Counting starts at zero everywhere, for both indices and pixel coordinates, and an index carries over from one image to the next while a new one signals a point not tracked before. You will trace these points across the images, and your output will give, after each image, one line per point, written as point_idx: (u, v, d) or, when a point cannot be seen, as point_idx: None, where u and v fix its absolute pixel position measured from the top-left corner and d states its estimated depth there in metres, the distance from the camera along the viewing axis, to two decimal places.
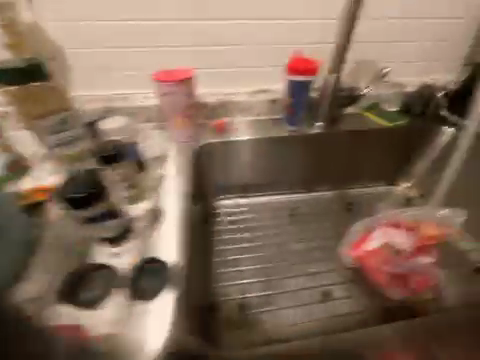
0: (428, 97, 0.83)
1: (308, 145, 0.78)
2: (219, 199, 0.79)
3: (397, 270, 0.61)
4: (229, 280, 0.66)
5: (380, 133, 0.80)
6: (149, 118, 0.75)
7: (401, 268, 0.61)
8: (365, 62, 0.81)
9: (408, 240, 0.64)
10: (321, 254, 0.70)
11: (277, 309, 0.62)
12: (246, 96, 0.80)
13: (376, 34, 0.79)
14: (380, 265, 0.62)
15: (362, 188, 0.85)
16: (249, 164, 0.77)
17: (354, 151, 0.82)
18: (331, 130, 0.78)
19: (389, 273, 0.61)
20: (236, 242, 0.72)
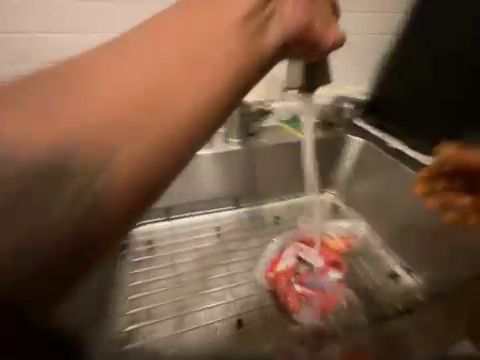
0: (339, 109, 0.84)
1: (228, 162, 0.74)
2: (135, 226, 0.72)
3: (305, 290, 0.59)
4: (136, 321, 0.56)
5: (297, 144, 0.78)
6: None
7: (307, 287, 0.59)
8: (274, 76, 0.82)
9: (315, 252, 0.66)
10: (242, 276, 0.64)
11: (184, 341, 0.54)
12: None
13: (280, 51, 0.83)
14: (288, 286, 0.60)
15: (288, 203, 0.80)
16: (162, 190, 0.73)
17: (276, 162, 0.78)
18: (246, 143, 0.75)
19: (296, 293, 0.59)
20: (145, 277, 0.64)
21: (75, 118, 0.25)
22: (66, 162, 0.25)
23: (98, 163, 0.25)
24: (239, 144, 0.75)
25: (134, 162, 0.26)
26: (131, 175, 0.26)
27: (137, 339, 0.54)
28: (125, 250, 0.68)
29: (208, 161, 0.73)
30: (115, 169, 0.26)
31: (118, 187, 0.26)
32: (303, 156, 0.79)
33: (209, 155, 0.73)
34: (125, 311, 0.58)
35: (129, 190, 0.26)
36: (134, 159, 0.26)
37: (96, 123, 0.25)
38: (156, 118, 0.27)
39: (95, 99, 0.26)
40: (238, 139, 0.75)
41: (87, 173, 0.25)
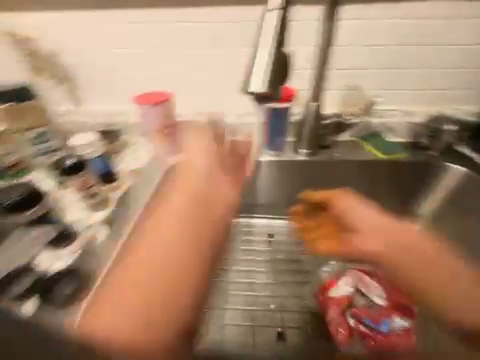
0: (438, 129, 0.72)
1: (294, 171, 0.73)
2: None
3: (354, 323, 0.54)
4: None
5: (372, 164, 0.72)
6: (138, 135, 0.78)
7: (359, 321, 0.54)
8: (361, 88, 0.76)
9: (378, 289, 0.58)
10: (290, 289, 0.62)
11: (223, 335, 0.56)
12: (233, 115, 0.80)
13: (377, 58, 0.73)
14: (335, 312, 0.55)
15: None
16: None
17: (347, 181, 0.74)
18: (315, 156, 0.73)
19: (345, 324, 0.54)
20: None
21: (141, 300, 0.34)
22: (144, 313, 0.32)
23: (167, 292, 0.34)
24: (308, 155, 0.73)
25: (185, 278, 0.36)
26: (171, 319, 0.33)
27: None
28: None
29: (274, 168, 0.73)
30: (169, 298, 0.34)
31: (179, 306, 0.34)
32: (379, 178, 0.72)
33: (275, 162, 0.73)
34: None
35: (193, 292, 0.35)
36: (178, 285, 0.35)
37: (140, 294, 0.35)
38: (182, 254, 0.38)
39: (150, 267, 0.37)
40: (307, 150, 0.73)
41: (149, 328, 0.31)
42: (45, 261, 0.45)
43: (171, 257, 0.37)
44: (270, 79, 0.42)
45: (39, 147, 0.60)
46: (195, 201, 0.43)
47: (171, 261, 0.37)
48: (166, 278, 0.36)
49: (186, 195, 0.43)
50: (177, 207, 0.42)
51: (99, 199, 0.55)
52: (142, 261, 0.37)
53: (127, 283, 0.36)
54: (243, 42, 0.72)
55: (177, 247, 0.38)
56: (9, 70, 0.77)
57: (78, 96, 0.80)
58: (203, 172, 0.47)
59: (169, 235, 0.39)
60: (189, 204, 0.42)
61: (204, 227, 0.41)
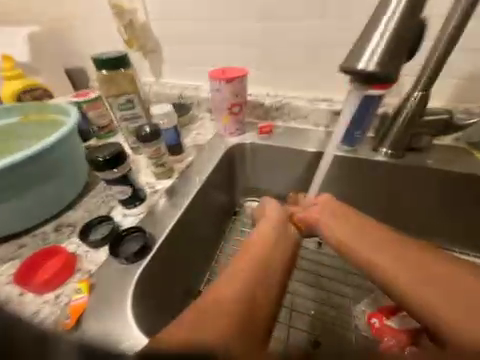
0: None
1: (365, 172, 0.64)
2: (247, 200, 0.76)
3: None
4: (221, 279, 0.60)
5: (470, 180, 0.57)
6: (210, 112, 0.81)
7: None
8: None
9: None
10: (334, 299, 0.56)
11: None
12: (306, 100, 0.73)
13: None
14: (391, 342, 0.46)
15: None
16: (284, 179, 0.73)
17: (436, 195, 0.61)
18: (397, 158, 0.61)
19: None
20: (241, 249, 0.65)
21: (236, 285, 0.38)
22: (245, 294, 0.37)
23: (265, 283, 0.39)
24: (389, 156, 0.61)
25: (268, 297, 0.38)
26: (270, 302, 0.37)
27: None
28: (235, 215, 0.73)
29: (340, 165, 0.66)
30: (257, 315, 0.35)
31: (261, 320, 0.35)
32: (475, 199, 0.58)
33: (347, 158, 0.65)
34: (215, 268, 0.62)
35: (270, 313, 0.37)
36: (265, 302, 0.37)
37: (234, 303, 0.35)
38: (264, 278, 0.40)
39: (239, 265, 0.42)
40: (389, 151, 0.61)
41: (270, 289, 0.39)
42: (117, 218, 0.49)
43: (258, 279, 0.39)
44: (384, 58, 0.35)
45: (123, 113, 0.59)
46: (281, 233, 0.49)
47: (259, 280, 0.39)
48: (259, 283, 0.39)
49: (273, 230, 0.48)
50: (257, 244, 0.45)
51: (167, 168, 0.58)
52: (229, 280, 0.39)
53: (225, 295, 0.36)
54: (337, 13, 0.61)
55: (263, 273, 0.40)
56: (108, 38, 0.85)
57: (159, 69, 0.86)
58: (276, 221, 0.51)
59: (259, 262, 0.42)
60: (267, 242, 0.46)
61: (277, 258, 0.44)
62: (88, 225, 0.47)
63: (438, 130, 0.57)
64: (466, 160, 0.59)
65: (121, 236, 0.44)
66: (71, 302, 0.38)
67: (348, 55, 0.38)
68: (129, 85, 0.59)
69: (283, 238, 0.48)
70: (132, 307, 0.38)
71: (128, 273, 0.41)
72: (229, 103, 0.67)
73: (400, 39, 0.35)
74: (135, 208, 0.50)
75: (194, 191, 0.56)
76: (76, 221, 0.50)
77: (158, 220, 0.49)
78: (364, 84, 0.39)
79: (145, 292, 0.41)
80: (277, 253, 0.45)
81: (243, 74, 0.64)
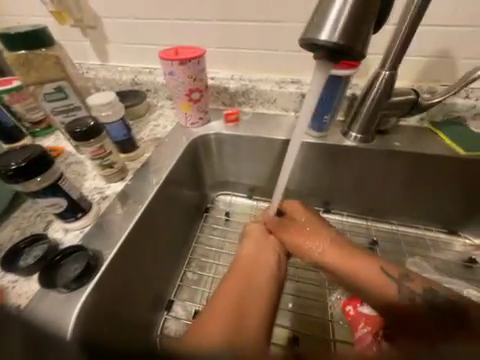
0: None
1: (336, 158, 0.62)
2: (219, 194, 0.72)
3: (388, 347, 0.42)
4: (193, 284, 0.56)
5: (436, 160, 0.57)
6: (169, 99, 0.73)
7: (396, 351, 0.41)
8: (456, 53, 0.55)
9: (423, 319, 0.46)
10: (311, 290, 0.55)
11: None
12: (273, 83, 0.67)
13: None
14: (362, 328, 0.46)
15: (387, 227, 0.66)
16: (256, 170, 0.68)
17: (403, 176, 0.61)
18: (366, 142, 0.60)
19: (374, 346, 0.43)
20: (214, 249, 0.61)
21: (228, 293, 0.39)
22: (242, 300, 0.38)
23: (254, 284, 0.41)
24: (359, 140, 0.59)
25: (264, 292, 0.40)
26: (261, 302, 0.39)
27: (193, 299, 0.54)
28: (207, 212, 0.68)
29: (310, 152, 0.63)
30: (250, 308, 0.37)
31: (255, 311, 0.37)
32: (439, 178, 0.59)
33: (318, 145, 0.62)
34: (186, 272, 0.58)
35: (264, 309, 0.38)
36: (259, 295, 0.40)
37: (225, 307, 0.37)
38: (258, 275, 0.43)
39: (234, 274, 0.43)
40: (359, 135, 0.59)
41: (260, 290, 0.40)
42: (55, 234, 0.41)
43: (252, 276, 0.42)
44: (348, 28, 0.30)
45: (53, 104, 0.49)
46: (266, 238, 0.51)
47: (253, 276, 0.42)
48: (253, 281, 0.42)
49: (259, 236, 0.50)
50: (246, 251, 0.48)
51: (118, 168, 0.50)
52: (221, 292, 0.40)
53: (217, 305, 0.37)
54: None
55: (254, 273, 0.43)
56: (30, 9, 0.69)
57: (104, 50, 0.73)
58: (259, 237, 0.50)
59: (250, 263, 0.45)
60: (256, 246, 0.48)
61: (266, 258, 0.47)
62: (13, 250, 0.38)
63: (405, 112, 0.56)
64: (430, 139, 0.60)
65: (56, 259, 0.37)
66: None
67: (309, 26, 0.32)
68: (55, 68, 0.47)
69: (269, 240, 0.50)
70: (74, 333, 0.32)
71: (69, 304, 0.34)
72: (186, 89, 0.58)
73: (366, 6, 0.30)
74: (78, 221, 0.41)
75: (150, 193, 0.49)
76: (3, 242, 0.40)
77: (108, 233, 0.41)
78: (328, 60, 0.34)
79: (92, 321, 0.35)
80: (266, 255, 0.47)
81: (199, 53, 0.55)
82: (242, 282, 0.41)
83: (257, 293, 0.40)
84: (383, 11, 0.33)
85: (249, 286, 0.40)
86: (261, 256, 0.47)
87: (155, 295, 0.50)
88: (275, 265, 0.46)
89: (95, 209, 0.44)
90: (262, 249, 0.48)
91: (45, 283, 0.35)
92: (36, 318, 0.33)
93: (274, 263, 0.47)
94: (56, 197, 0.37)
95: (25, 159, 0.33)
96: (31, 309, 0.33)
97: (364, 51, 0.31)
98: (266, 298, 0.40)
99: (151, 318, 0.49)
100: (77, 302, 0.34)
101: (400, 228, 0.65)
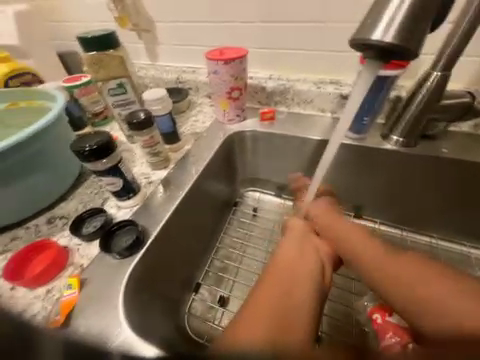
0: None
1: (374, 161, 0.60)
2: (249, 189, 0.74)
3: None
4: (220, 271, 0.59)
5: None
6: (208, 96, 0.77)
7: None
8: None
9: None
10: (337, 292, 0.55)
11: None
12: (311, 83, 0.67)
13: None
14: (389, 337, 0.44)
15: (425, 239, 0.62)
16: (288, 169, 0.69)
17: (450, 187, 0.57)
18: (409, 147, 0.57)
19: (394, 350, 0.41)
20: (242, 241, 0.64)
21: (264, 301, 0.37)
22: (281, 312, 0.36)
23: (297, 296, 0.38)
24: (400, 145, 0.57)
25: (306, 301, 0.38)
26: (303, 314, 0.36)
27: (219, 286, 0.57)
28: (236, 206, 0.71)
29: (345, 154, 0.62)
30: (293, 312, 0.36)
31: (301, 316, 0.36)
32: None
33: (354, 147, 0.60)
34: (214, 259, 0.61)
35: (309, 322, 0.36)
36: (302, 299, 0.38)
37: (264, 313, 0.35)
38: (299, 282, 0.40)
39: (274, 280, 0.40)
40: (401, 139, 0.56)
41: (301, 301, 0.38)
42: (110, 210, 0.48)
43: (294, 281, 0.40)
44: (402, 29, 0.30)
45: (114, 98, 0.56)
46: (306, 238, 0.49)
47: (296, 279, 0.40)
48: (297, 284, 0.40)
49: (298, 238, 0.49)
50: (284, 251, 0.46)
51: (163, 157, 0.56)
52: (260, 297, 0.38)
53: (256, 307, 0.36)
54: None
55: (296, 281, 0.40)
56: (97, 15, 0.79)
57: (154, 51, 0.81)
58: (298, 239, 0.48)
59: (290, 268, 0.42)
60: (297, 246, 0.46)
61: (308, 262, 0.44)
62: (78, 219, 0.45)
63: (456, 116, 0.52)
64: None
65: (112, 229, 0.43)
66: (62, 298, 0.36)
67: (360, 27, 0.32)
68: (119, 67, 0.54)
69: (311, 243, 0.48)
70: (125, 293, 0.37)
71: (119, 270, 0.39)
72: (227, 88, 0.62)
73: (423, 7, 0.30)
74: (129, 200, 0.47)
75: (189, 182, 0.53)
76: (70, 212, 0.48)
77: (153, 214, 0.46)
78: (377, 61, 0.34)
79: (139, 288, 0.40)
80: (307, 259, 0.45)
81: (243, 54, 0.58)
82: (280, 291, 0.38)
83: (296, 302, 0.37)
84: (441, 10, 0.32)
85: (289, 296, 0.38)
86: (303, 263, 0.44)
87: (186, 276, 0.54)
88: (319, 269, 0.44)
89: (143, 191, 0.50)
90: (300, 253, 0.45)
91: (103, 248, 0.41)
92: (95, 277, 0.38)
93: (318, 270, 0.44)
94: (115, 177, 0.43)
95: (97, 144, 0.39)
96: (92, 269, 0.39)
97: (416, 52, 0.31)
98: (309, 309, 0.37)
99: (182, 297, 0.53)
100: (127, 268, 0.39)
101: (440, 242, 0.61)
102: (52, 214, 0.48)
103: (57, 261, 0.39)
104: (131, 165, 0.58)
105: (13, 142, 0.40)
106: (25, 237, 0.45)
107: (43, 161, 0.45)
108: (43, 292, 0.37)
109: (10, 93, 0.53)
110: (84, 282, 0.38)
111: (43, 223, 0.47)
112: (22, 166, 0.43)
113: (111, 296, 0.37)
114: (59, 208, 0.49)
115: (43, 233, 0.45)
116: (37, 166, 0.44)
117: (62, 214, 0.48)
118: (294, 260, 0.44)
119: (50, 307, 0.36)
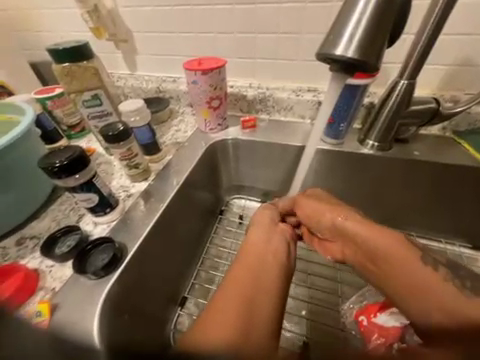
0: None
1: (353, 165, 0.62)
2: (234, 197, 0.74)
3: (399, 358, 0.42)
4: (207, 283, 0.58)
5: (458, 171, 0.56)
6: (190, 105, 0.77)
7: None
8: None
9: None
10: (324, 297, 0.55)
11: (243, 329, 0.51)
12: (290, 91, 0.69)
13: None
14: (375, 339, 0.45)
15: None
16: (271, 175, 0.70)
17: (424, 187, 0.60)
18: (384, 150, 0.59)
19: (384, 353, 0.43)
20: (227, 250, 0.63)
21: (234, 293, 0.36)
22: (247, 305, 0.35)
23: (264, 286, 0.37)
24: (376, 148, 0.59)
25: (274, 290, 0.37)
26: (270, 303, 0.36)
27: (205, 298, 0.56)
28: (221, 214, 0.71)
29: (326, 159, 0.64)
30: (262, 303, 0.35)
31: (267, 307, 0.35)
32: (462, 189, 0.57)
33: (334, 152, 0.62)
34: (200, 271, 0.60)
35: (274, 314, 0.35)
36: (269, 288, 0.37)
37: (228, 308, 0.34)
38: (266, 271, 0.40)
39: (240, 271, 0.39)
40: (376, 143, 0.59)
41: (267, 292, 0.37)
42: (86, 227, 0.45)
43: (260, 271, 0.39)
44: (363, 44, 0.32)
45: (89, 110, 0.55)
46: (273, 225, 0.48)
47: (263, 269, 0.40)
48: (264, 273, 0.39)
49: (267, 223, 0.48)
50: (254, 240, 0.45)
51: (142, 169, 0.54)
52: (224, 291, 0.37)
53: (222, 303, 0.35)
54: None
55: (262, 271, 0.39)
56: (72, 27, 0.77)
57: (133, 61, 0.80)
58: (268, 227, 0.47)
59: (259, 258, 0.42)
60: (266, 234, 0.46)
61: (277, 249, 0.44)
62: (51, 238, 0.43)
63: (425, 121, 0.55)
64: (453, 149, 0.58)
65: (87, 247, 0.41)
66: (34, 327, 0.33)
67: (325, 41, 0.34)
68: (93, 79, 0.53)
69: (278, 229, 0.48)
70: (100, 315, 0.35)
71: (95, 290, 0.37)
72: (207, 97, 0.62)
73: (380, 23, 0.32)
74: (107, 215, 0.45)
75: (170, 193, 0.52)
76: (42, 231, 0.45)
77: (131, 228, 0.45)
78: (343, 73, 0.35)
79: (115, 306, 0.38)
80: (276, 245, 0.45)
81: (220, 64, 0.59)
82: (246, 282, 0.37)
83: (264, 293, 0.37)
84: (399, 25, 0.34)
85: (257, 287, 0.37)
86: (270, 251, 0.43)
87: (170, 290, 0.52)
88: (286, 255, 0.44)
89: (121, 205, 0.48)
90: (267, 241, 0.45)
91: (77, 268, 0.39)
92: (67, 301, 0.36)
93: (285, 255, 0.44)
94: (89, 193, 0.42)
95: (67, 159, 0.37)
96: (64, 291, 0.37)
97: (378, 64, 0.33)
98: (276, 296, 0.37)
99: (166, 312, 0.51)
100: (103, 288, 0.37)
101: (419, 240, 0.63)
102: (22, 234, 0.45)
103: (26, 284, 0.37)
104: (108, 178, 0.56)
105: None
106: None
107: (10, 179, 0.43)
108: None
109: None
110: (55, 307, 0.35)
111: (12, 245, 0.44)
112: None
113: (86, 320, 0.34)
114: (30, 227, 0.46)
115: (12, 255, 0.42)
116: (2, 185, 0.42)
117: (34, 234, 0.45)
118: (263, 248, 0.43)
119: None
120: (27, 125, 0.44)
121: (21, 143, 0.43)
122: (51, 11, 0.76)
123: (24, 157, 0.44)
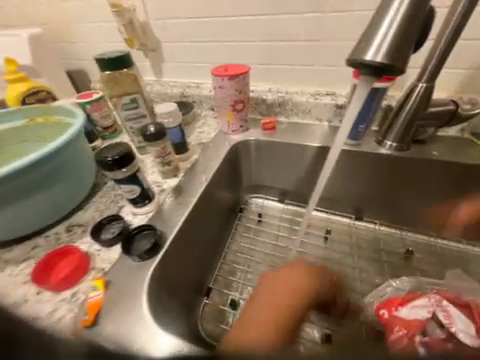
0: None
1: (371, 165, 0.65)
2: (253, 196, 0.77)
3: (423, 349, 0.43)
4: (230, 276, 0.61)
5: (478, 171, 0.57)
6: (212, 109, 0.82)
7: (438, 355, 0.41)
8: None
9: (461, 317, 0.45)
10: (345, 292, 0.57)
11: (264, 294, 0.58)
12: (309, 94, 0.73)
13: None
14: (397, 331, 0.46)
15: (424, 238, 0.65)
16: (290, 174, 0.73)
17: (442, 186, 0.61)
18: (402, 151, 0.61)
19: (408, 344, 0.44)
20: (249, 245, 0.66)
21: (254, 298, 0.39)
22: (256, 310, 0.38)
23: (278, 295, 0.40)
24: (394, 149, 0.61)
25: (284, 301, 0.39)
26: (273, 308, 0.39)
27: (229, 289, 0.59)
28: (241, 212, 0.74)
29: (344, 160, 0.66)
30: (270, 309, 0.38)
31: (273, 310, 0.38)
32: None
33: (352, 152, 0.65)
34: (223, 264, 0.63)
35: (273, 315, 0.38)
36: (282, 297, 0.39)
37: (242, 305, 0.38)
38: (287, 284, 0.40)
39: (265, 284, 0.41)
40: (394, 143, 0.61)
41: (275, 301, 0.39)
42: (126, 217, 0.50)
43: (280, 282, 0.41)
44: (391, 51, 0.35)
45: (127, 113, 0.60)
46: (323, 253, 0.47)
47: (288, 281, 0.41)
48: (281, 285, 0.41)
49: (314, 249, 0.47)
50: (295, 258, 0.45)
51: (173, 167, 0.59)
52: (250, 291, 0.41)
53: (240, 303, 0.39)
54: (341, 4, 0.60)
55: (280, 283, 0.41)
56: (106, 38, 0.85)
57: (160, 68, 0.86)
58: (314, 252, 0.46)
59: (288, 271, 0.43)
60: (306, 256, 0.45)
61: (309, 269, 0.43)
62: (98, 225, 0.48)
63: (443, 121, 0.57)
64: (471, 150, 0.59)
65: (131, 234, 0.45)
66: (88, 299, 0.38)
67: (355, 49, 0.37)
68: (133, 85, 0.59)
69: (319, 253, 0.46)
70: (148, 292, 0.39)
71: (141, 269, 0.41)
72: (232, 101, 0.67)
73: (407, 32, 0.35)
74: (145, 206, 0.50)
75: (199, 189, 0.56)
76: (87, 221, 0.50)
77: (167, 219, 0.49)
78: (370, 76, 0.39)
79: (158, 287, 0.42)
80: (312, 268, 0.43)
81: (245, 70, 0.64)
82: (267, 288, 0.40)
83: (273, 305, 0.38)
84: (423, 33, 0.37)
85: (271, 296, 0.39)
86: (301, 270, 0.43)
87: (197, 281, 0.56)
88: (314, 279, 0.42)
89: (157, 199, 0.53)
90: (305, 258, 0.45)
91: (123, 253, 0.43)
92: (118, 279, 0.40)
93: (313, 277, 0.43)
94: (133, 185, 0.46)
95: (117, 154, 0.42)
96: (115, 269, 0.42)
97: (404, 69, 0.36)
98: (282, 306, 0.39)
99: (195, 301, 0.54)
100: (148, 269, 0.41)
101: (438, 240, 0.64)
102: (70, 223, 0.50)
103: (81, 265, 0.41)
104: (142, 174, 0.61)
105: (38, 155, 0.43)
106: (45, 245, 0.47)
107: (63, 173, 0.48)
108: (68, 297, 0.39)
109: (29, 108, 0.56)
110: (108, 284, 0.40)
111: (62, 232, 0.49)
112: (43, 179, 0.45)
113: (137, 294, 0.39)
114: (76, 217, 0.51)
115: (63, 241, 0.47)
116: (57, 178, 0.47)
117: (80, 223, 0.50)
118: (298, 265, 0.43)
119: (80, 308, 0.37)
120: (80, 125, 0.51)
121: (75, 142, 0.49)
122: (88, 24, 0.84)
123: (76, 154, 0.50)
